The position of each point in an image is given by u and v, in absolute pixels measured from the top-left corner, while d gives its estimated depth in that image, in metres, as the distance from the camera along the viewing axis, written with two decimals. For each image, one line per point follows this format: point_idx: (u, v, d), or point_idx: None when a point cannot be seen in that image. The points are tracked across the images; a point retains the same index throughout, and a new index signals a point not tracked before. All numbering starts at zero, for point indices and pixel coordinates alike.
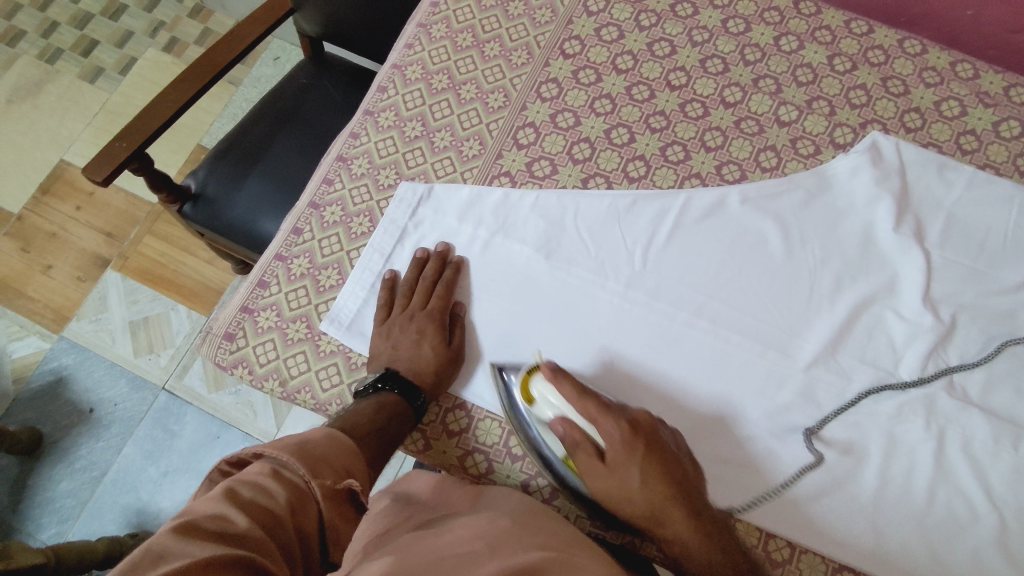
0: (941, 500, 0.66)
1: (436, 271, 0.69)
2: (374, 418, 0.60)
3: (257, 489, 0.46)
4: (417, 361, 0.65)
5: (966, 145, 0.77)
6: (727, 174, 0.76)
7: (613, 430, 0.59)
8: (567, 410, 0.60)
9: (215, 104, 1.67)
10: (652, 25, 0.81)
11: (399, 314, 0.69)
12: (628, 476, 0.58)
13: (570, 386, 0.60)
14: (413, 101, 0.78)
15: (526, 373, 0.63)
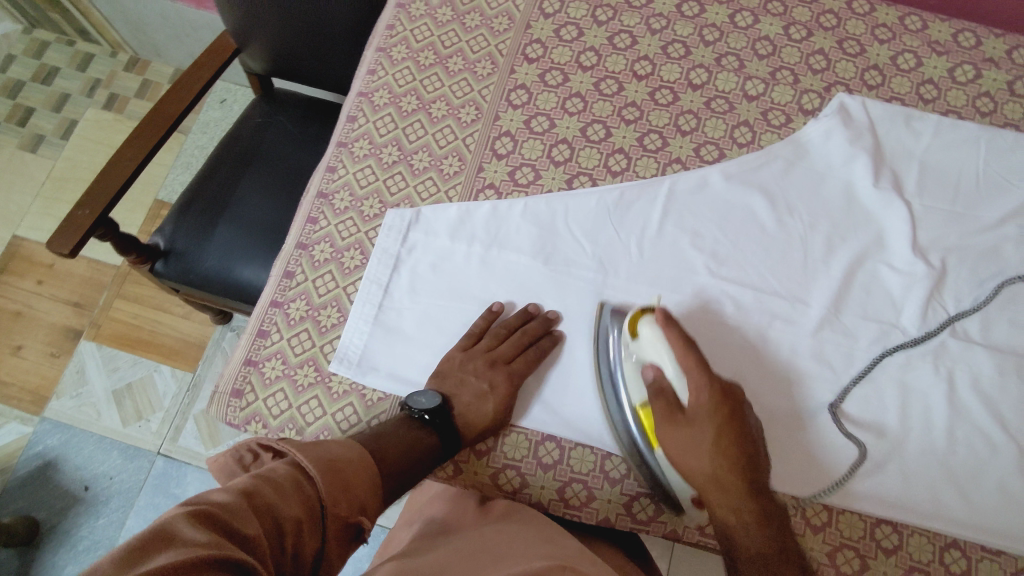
0: (961, 439, 0.67)
1: (537, 332, 0.68)
2: (404, 455, 0.61)
3: (273, 490, 0.49)
4: (472, 413, 0.65)
5: (927, 94, 0.80)
6: (706, 155, 0.76)
7: (700, 381, 0.60)
8: (667, 359, 0.62)
9: (168, 156, 1.63)
10: (610, 19, 0.81)
11: (483, 353, 0.67)
12: (700, 434, 0.59)
13: (677, 333, 0.62)
14: (385, 126, 0.76)
15: (639, 311, 0.66)
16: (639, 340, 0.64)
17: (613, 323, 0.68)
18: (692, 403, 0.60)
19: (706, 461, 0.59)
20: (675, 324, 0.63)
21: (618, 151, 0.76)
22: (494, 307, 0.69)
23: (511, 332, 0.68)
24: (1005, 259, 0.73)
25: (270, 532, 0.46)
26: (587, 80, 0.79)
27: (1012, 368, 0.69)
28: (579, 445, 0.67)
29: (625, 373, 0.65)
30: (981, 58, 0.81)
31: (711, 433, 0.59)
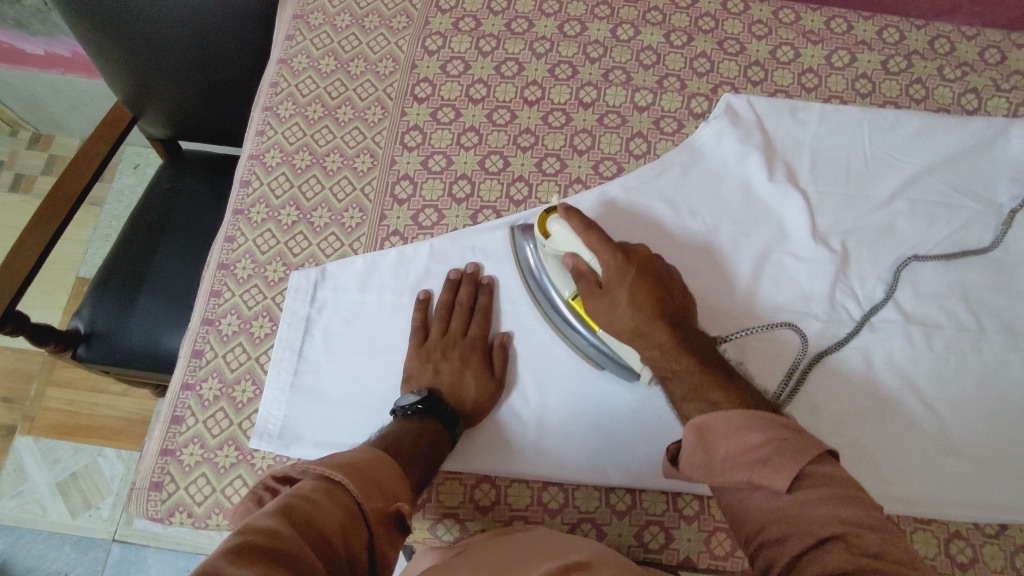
0: (883, 411, 0.70)
1: (472, 294, 0.70)
2: (417, 442, 0.58)
3: (307, 503, 0.44)
4: (459, 392, 0.65)
5: (809, 83, 0.82)
6: (605, 171, 0.77)
7: (608, 259, 0.60)
8: (581, 248, 0.61)
9: (83, 231, 1.58)
10: (494, 48, 0.81)
11: (439, 337, 0.68)
12: (618, 298, 0.60)
13: (577, 222, 0.61)
14: (281, 187, 0.75)
15: (545, 212, 0.64)
16: (553, 239, 0.63)
17: (528, 240, 0.70)
18: (605, 275, 0.60)
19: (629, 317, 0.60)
20: (576, 214, 0.61)
21: (519, 179, 0.76)
22: (422, 296, 0.70)
23: (451, 309, 0.70)
24: (899, 234, 0.76)
25: (316, 548, 0.42)
26: (479, 112, 0.79)
27: (918, 336, 0.72)
28: (514, 481, 0.67)
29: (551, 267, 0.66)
30: (853, 42, 0.84)
31: (626, 295, 0.59)
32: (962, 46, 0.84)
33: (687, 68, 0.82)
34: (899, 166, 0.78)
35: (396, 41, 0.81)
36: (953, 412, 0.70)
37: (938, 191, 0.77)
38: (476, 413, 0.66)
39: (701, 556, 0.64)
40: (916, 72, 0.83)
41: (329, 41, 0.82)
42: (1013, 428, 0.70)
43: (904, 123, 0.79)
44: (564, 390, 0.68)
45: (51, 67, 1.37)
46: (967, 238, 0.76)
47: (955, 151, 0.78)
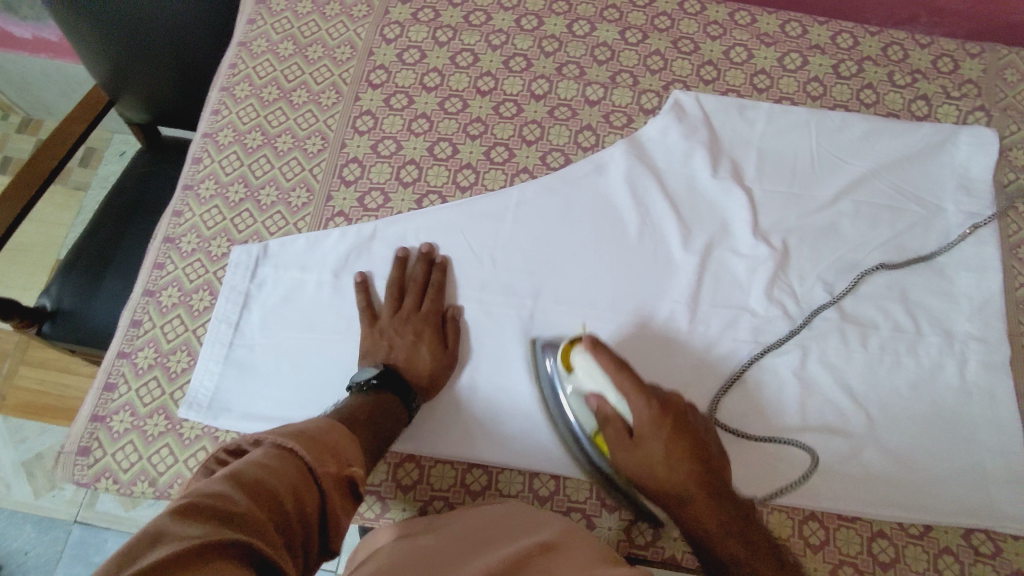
0: (814, 411, 0.70)
1: (425, 271, 0.71)
2: (375, 416, 0.60)
3: (257, 467, 0.43)
4: (416, 364, 0.66)
5: (760, 84, 0.83)
6: (553, 162, 0.78)
7: (643, 407, 0.57)
8: (608, 388, 0.59)
9: (65, 214, 1.60)
10: (450, 39, 0.83)
11: (391, 315, 0.69)
12: (652, 452, 0.58)
13: (604, 356, 0.58)
14: (231, 164, 0.76)
15: (570, 343, 0.63)
16: (577, 373, 0.61)
17: (550, 352, 0.67)
18: (638, 425, 0.58)
19: (671, 484, 0.57)
20: (604, 348, 0.59)
21: (467, 165, 0.77)
22: (359, 278, 0.71)
23: (403, 287, 0.71)
24: (842, 235, 0.76)
25: (267, 510, 0.41)
26: (430, 100, 0.80)
27: (855, 336, 0.72)
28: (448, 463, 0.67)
29: (573, 407, 0.64)
30: (806, 45, 0.85)
31: (666, 449, 0.57)
32: (915, 53, 0.85)
33: (640, 65, 0.83)
34: (845, 169, 0.78)
35: (355, 29, 0.83)
36: (884, 415, 0.70)
37: (883, 194, 0.78)
38: (432, 385, 0.67)
39: (620, 545, 0.64)
40: (866, 77, 0.84)
41: (289, 26, 0.83)
42: (945, 436, 0.69)
43: (852, 126, 0.80)
44: (545, 337, 0.70)
45: (40, 51, 1.40)
46: (912, 240, 0.76)
47: (902, 155, 0.79)
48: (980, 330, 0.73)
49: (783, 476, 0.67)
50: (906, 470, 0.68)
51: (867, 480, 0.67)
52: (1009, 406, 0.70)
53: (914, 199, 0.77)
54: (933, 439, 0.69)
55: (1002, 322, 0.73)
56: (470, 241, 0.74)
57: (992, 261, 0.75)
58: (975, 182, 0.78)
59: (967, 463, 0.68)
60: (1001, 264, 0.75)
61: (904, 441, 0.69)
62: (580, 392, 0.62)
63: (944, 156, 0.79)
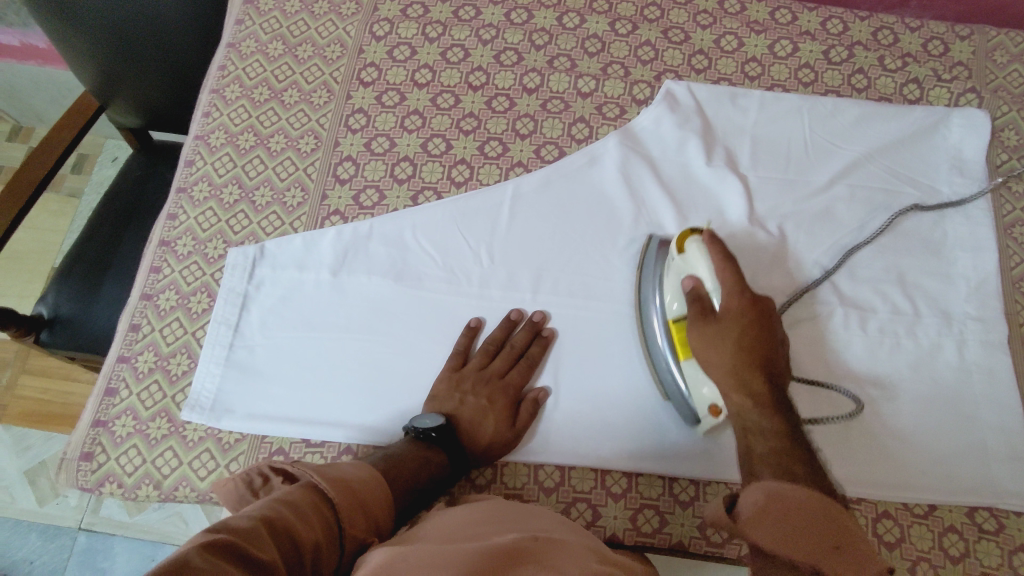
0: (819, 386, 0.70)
1: (526, 339, 0.69)
2: (421, 474, 0.59)
3: (289, 514, 0.45)
4: (477, 430, 0.64)
5: (752, 72, 0.83)
6: (547, 155, 0.78)
7: (733, 293, 0.61)
8: (708, 275, 0.62)
9: (60, 222, 1.59)
10: (440, 35, 0.83)
11: (475, 369, 0.68)
12: (726, 334, 0.60)
13: (718, 248, 0.62)
14: (224, 166, 0.76)
15: (687, 232, 0.66)
16: (685, 257, 0.65)
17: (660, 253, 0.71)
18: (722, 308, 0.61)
19: (721, 360, 0.60)
20: (717, 244, 0.63)
21: (461, 161, 0.77)
22: (473, 321, 0.70)
23: (499, 347, 0.70)
24: (837, 220, 0.76)
25: (288, 558, 0.42)
26: (422, 96, 0.80)
27: (853, 320, 0.73)
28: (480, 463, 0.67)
29: (665, 288, 0.67)
30: (797, 32, 0.85)
31: (737, 331, 0.60)
32: (906, 37, 0.85)
33: (631, 56, 0.83)
34: (839, 154, 0.79)
35: (345, 27, 0.83)
36: (887, 396, 0.70)
37: (877, 177, 0.78)
38: (485, 453, 0.65)
39: (627, 534, 0.65)
40: (858, 62, 0.84)
41: (278, 26, 0.83)
42: (949, 416, 0.70)
43: (845, 111, 0.80)
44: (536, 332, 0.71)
45: (28, 58, 1.39)
46: (906, 223, 0.77)
47: (894, 138, 0.79)
48: (977, 310, 0.73)
49: (828, 445, 0.69)
50: (912, 447, 0.69)
51: (869, 462, 0.68)
52: (1009, 385, 0.70)
53: (907, 182, 0.78)
54: (932, 419, 0.70)
55: (999, 302, 0.73)
56: (465, 236, 0.74)
57: (987, 243, 0.75)
58: (968, 163, 0.78)
59: (971, 442, 0.69)
60: (996, 244, 0.76)
61: (905, 422, 0.70)
62: (680, 273, 0.65)
63: (937, 137, 0.79)
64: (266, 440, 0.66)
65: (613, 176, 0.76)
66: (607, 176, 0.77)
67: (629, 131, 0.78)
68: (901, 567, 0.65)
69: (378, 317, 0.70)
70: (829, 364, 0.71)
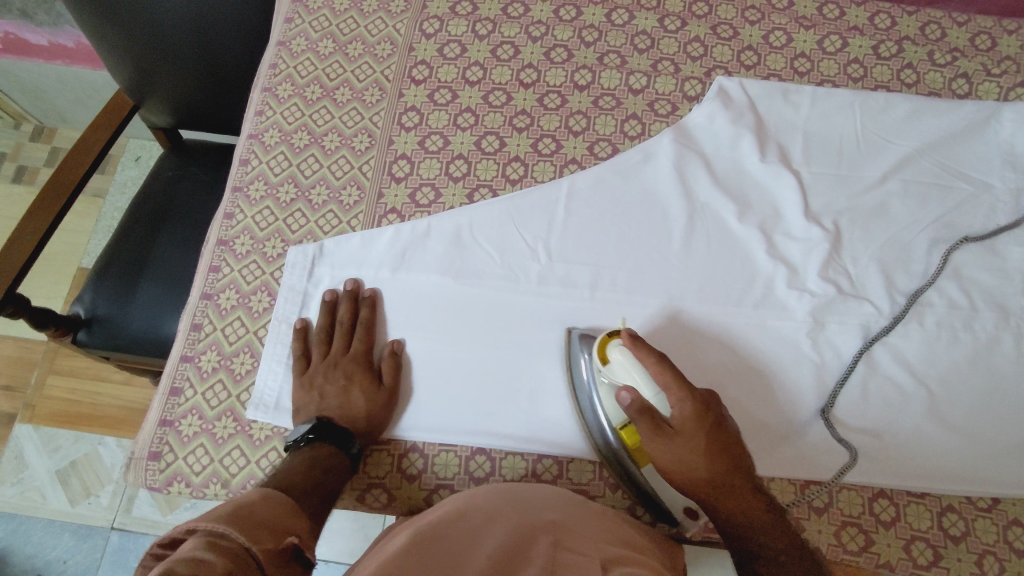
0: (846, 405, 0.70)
1: (350, 310, 0.69)
2: (309, 472, 0.58)
3: (194, 564, 0.40)
4: (348, 407, 0.65)
5: (801, 67, 0.83)
6: (601, 152, 0.78)
7: (682, 392, 0.57)
8: (643, 384, 0.58)
9: (86, 222, 1.59)
10: (490, 32, 0.83)
11: (321, 361, 0.67)
12: (689, 444, 0.57)
13: (651, 357, 0.58)
14: (279, 165, 0.76)
15: (606, 337, 0.62)
16: (610, 368, 0.60)
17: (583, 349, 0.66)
18: (679, 419, 0.57)
19: (700, 473, 0.57)
20: (643, 346, 0.59)
21: (514, 158, 0.77)
22: (348, 285, 0.70)
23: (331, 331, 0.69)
24: (891, 215, 0.76)
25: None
26: (473, 93, 0.80)
27: (912, 315, 0.73)
28: (410, 453, 0.67)
29: (602, 402, 0.62)
30: (845, 27, 0.85)
31: (703, 440, 0.57)
32: (954, 32, 0.85)
33: (680, 52, 0.83)
34: (891, 148, 0.79)
35: (394, 24, 0.83)
36: (947, 389, 0.71)
37: (930, 172, 0.78)
38: (373, 427, 0.65)
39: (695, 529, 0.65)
40: (907, 57, 0.84)
41: (328, 24, 0.83)
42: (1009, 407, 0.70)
43: (896, 105, 0.80)
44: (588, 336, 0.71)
45: (56, 58, 1.39)
46: (961, 218, 0.77)
47: (946, 133, 0.79)
48: None
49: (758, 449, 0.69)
50: (974, 441, 0.69)
51: (933, 457, 0.68)
52: None
53: (961, 176, 0.78)
54: (993, 413, 0.70)
55: None
56: (521, 234, 0.74)
57: None
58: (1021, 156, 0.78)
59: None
60: None
61: (965, 416, 0.70)
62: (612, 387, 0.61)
63: (989, 131, 0.79)
64: None
65: (668, 172, 0.76)
66: (662, 172, 0.77)
67: (683, 127, 0.78)
68: (968, 560, 0.65)
69: (438, 315, 0.70)
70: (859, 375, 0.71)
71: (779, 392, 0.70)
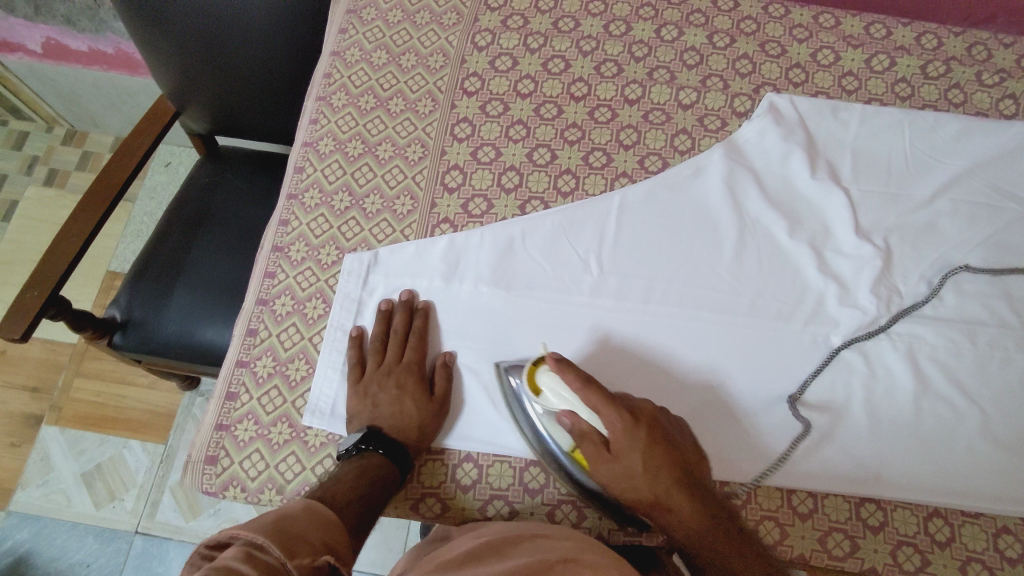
0: (898, 427, 0.69)
1: (406, 320, 0.69)
2: (354, 484, 0.58)
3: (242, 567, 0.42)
4: (400, 416, 0.64)
5: (849, 86, 0.84)
6: (651, 166, 0.79)
7: (615, 418, 0.59)
8: (577, 404, 0.59)
9: (116, 226, 1.60)
10: (541, 46, 0.84)
11: (375, 369, 0.68)
12: (631, 463, 0.58)
13: (572, 376, 0.59)
14: (333, 173, 0.77)
15: (533, 364, 0.63)
16: (543, 397, 0.61)
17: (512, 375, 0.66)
18: (615, 439, 0.59)
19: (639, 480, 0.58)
20: (568, 368, 0.60)
21: (565, 171, 0.78)
22: (404, 295, 0.71)
23: (385, 340, 0.69)
24: (942, 233, 0.77)
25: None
26: (524, 106, 0.81)
27: (964, 335, 0.73)
28: (463, 463, 0.67)
29: (547, 425, 0.63)
30: (892, 47, 0.86)
31: (640, 461, 0.58)
32: (1000, 53, 0.86)
33: (729, 68, 0.84)
34: (941, 167, 0.79)
35: (447, 37, 0.84)
36: (997, 406, 0.70)
37: (980, 191, 0.78)
38: (424, 438, 0.65)
39: None
40: (954, 78, 0.84)
41: (381, 35, 0.84)
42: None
43: (944, 124, 0.81)
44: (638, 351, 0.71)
45: (94, 64, 1.41)
46: (1012, 237, 0.76)
47: (995, 153, 0.80)
48: None
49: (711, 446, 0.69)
50: None
51: (989, 478, 0.68)
52: None
53: (1010, 196, 0.78)
54: None
55: None
56: (573, 247, 0.74)
57: None
58: None
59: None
60: None
61: (1018, 436, 0.69)
62: (549, 412, 0.62)
63: None
64: None
65: (719, 187, 0.77)
66: (713, 187, 0.77)
67: (733, 143, 0.79)
68: None
69: (492, 326, 0.70)
70: (912, 395, 0.70)
71: (730, 417, 0.70)
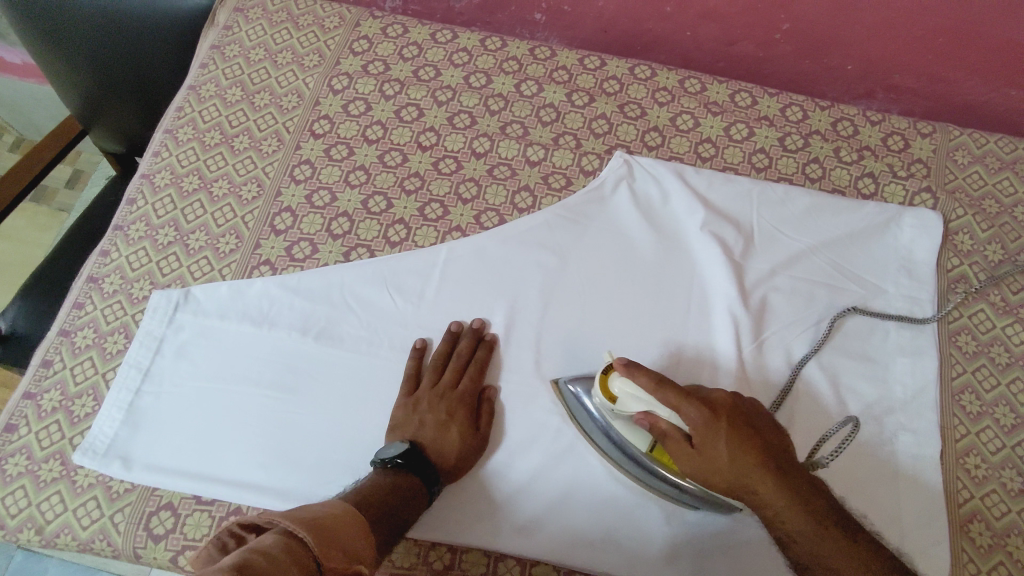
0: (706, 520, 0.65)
1: (471, 346, 0.70)
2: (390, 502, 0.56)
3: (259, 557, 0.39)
4: (441, 440, 0.64)
5: (705, 153, 0.82)
6: (486, 222, 0.77)
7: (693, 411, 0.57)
8: (654, 404, 0.59)
9: (47, 235, 1.61)
10: (397, 93, 0.83)
11: (429, 389, 0.67)
12: (717, 454, 0.56)
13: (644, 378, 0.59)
14: (163, 208, 0.76)
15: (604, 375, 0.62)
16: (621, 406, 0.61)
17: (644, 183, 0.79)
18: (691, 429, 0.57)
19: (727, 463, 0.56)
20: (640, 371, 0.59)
21: (399, 218, 0.77)
22: (477, 323, 0.71)
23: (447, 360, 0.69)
24: (775, 311, 0.74)
25: None
26: (367, 151, 0.80)
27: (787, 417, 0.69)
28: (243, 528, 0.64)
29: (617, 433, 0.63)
30: (755, 117, 0.84)
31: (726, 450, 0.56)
32: (866, 130, 0.84)
33: (585, 126, 0.83)
34: (787, 241, 0.77)
35: (304, 78, 0.84)
36: None
37: (821, 270, 0.76)
38: (458, 468, 0.64)
39: None
40: (812, 152, 0.83)
41: (240, 72, 0.84)
42: None
43: (799, 199, 0.79)
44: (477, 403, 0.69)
45: (28, 76, 1.44)
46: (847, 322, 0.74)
47: (844, 233, 0.77)
48: (911, 420, 0.70)
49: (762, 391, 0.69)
50: None
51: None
52: (933, 499, 0.67)
53: (848, 274, 0.76)
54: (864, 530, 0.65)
55: (934, 413, 0.70)
56: (409, 298, 0.72)
57: (925, 349, 0.73)
58: (917, 266, 0.76)
59: None
60: (937, 350, 0.73)
61: None
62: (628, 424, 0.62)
63: (888, 233, 0.78)
64: (154, 493, 0.64)
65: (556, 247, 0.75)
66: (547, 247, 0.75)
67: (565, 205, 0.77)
68: None
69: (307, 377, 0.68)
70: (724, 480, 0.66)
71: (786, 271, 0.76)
